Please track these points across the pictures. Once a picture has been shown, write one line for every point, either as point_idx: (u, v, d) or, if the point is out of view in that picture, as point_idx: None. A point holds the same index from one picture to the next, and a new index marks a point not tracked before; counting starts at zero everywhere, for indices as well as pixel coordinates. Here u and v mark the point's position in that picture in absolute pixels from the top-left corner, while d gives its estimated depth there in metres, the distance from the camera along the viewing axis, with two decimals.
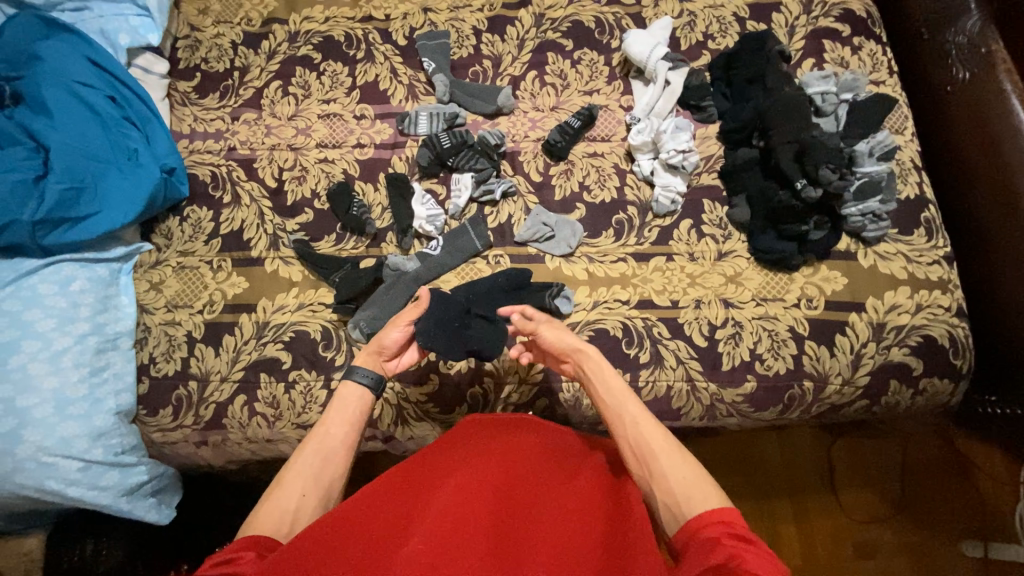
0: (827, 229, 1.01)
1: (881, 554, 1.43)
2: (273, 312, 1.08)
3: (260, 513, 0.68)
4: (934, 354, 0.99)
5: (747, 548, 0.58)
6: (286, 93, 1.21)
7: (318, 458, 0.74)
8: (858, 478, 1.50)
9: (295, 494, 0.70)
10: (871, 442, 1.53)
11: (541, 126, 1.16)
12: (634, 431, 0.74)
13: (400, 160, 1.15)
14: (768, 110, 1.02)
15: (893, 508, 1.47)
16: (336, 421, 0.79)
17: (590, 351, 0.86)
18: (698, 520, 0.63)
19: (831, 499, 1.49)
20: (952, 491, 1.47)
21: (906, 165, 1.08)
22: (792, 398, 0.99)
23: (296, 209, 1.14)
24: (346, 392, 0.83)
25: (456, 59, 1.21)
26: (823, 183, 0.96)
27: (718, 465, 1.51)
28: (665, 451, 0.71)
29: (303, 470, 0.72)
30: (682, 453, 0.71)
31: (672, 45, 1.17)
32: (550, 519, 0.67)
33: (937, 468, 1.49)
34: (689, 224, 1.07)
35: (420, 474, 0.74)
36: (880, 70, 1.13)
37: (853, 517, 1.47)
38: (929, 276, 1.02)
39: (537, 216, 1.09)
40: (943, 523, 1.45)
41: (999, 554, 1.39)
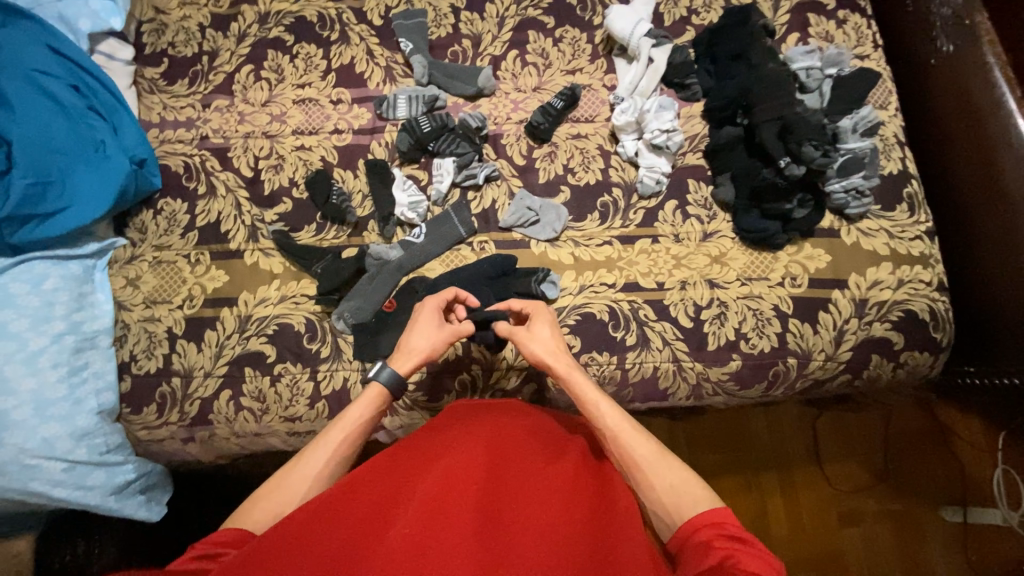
0: (811, 207, 1.01)
1: (865, 521, 1.48)
2: (255, 305, 1.06)
3: (255, 505, 0.70)
4: (915, 328, 1.01)
5: (740, 548, 0.59)
6: (258, 77, 1.17)
7: (326, 464, 0.74)
8: (843, 450, 1.54)
9: (295, 495, 0.71)
10: (855, 415, 1.57)
11: (523, 108, 1.13)
12: (615, 444, 0.76)
13: (379, 146, 1.12)
14: (753, 87, 1.00)
15: (876, 478, 1.52)
16: (349, 425, 0.77)
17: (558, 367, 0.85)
18: (691, 523, 0.65)
19: (817, 472, 1.53)
20: (933, 460, 1.52)
21: (889, 141, 1.07)
22: (776, 375, 1.00)
23: (274, 200, 1.11)
24: (366, 395, 0.82)
25: (434, 39, 1.17)
26: (806, 160, 0.95)
27: (706, 443, 1.54)
28: (648, 460, 0.73)
29: (307, 474, 0.73)
30: (667, 462, 0.72)
31: (656, 21, 1.14)
32: (535, 500, 0.68)
33: (918, 438, 1.54)
34: (674, 205, 1.06)
35: (409, 455, 0.75)
36: (864, 44, 1.12)
37: (837, 488, 1.51)
38: (911, 251, 1.02)
39: (521, 200, 1.07)
40: (924, 491, 1.50)
41: (977, 518, 1.45)
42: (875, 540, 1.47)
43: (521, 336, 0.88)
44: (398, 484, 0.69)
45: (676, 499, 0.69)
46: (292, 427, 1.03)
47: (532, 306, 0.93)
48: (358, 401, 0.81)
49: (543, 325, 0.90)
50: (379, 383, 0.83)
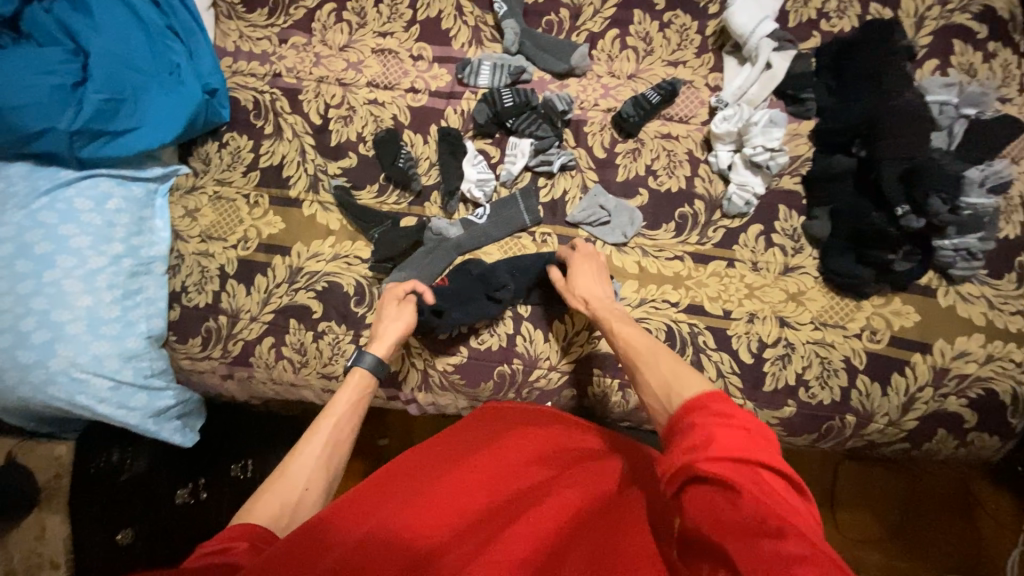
0: (914, 261, 0.92)
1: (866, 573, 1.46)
2: (307, 258, 1.04)
3: (258, 503, 0.66)
4: (992, 409, 0.93)
5: (726, 425, 0.59)
6: (339, 19, 1.10)
7: (324, 447, 0.74)
8: (859, 499, 1.50)
9: (297, 482, 0.69)
10: (879, 466, 1.51)
11: (613, 95, 1.04)
12: (643, 351, 0.77)
13: (454, 113, 1.06)
14: (880, 116, 0.89)
15: (887, 533, 1.48)
16: (339, 409, 0.79)
17: (602, 304, 0.88)
18: (684, 407, 0.64)
19: (828, 514, 1.50)
20: (952, 527, 1.46)
21: (1013, 201, 0.96)
22: (829, 429, 0.94)
23: (340, 152, 1.07)
24: (350, 380, 0.85)
25: (530, 3, 1.07)
26: (929, 214, 0.85)
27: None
28: (661, 361, 0.74)
29: (306, 461, 0.71)
30: (666, 357, 0.74)
31: (779, 20, 1.02)
32: (558, 505, 0.65)
33: (941, 502, 1.48)
34: (759, 230, 0.98)
35: (426, 458, 0.73)
36: (1011, 85, 0.98)
37: (844, 533, 1.48)
38: (1008, 326, 0.93)
39: (595, 197, 1.01)
40: (934, 555, 1.45)
41: None
42: None
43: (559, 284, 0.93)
44: (418, 483, 0.67)
45: (672, 386, 0.69)
46: (328, 385, 1.03)
47: (588, 259, 0.94)
48: (342, 387, 0.84)
49: (587, 264, 0.93)
50: (360, 368, 0.86)
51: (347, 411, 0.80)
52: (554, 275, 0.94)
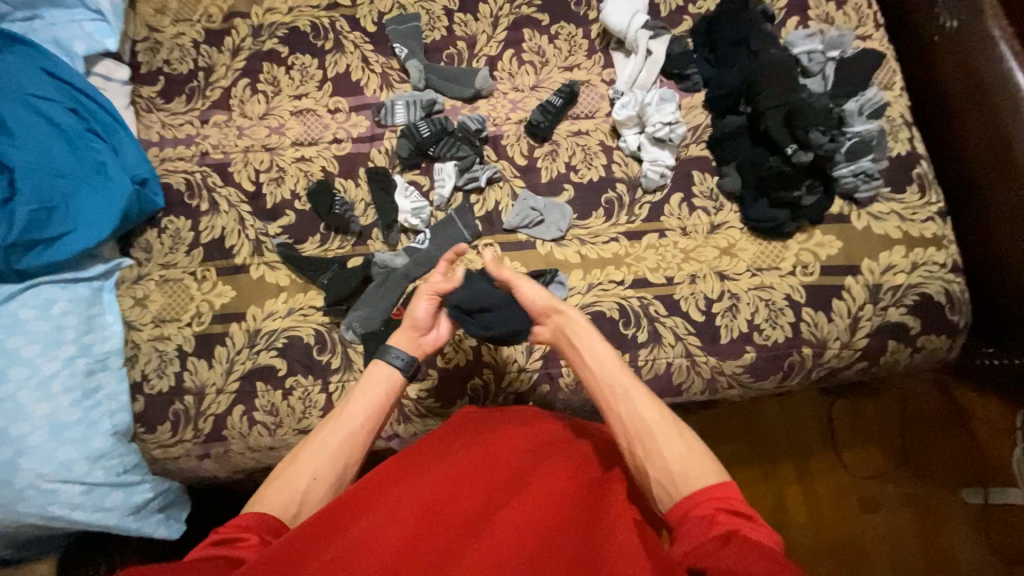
0: (819, 193, 1.00)
1: (885, 508, 1.48)
2: (264, 319, 1.05)
3: (268, 489, 0.70)
4: (929, 311, 0.99)
5: (746, 524, 0.60)
6: (255, 91, 1.16)
7: (337, 440, 0.75)
8: (859, 436, 1.54)
9: (307, 472, 0.72)
10: (872, 400, 1.56)
11: (522, 107, 1.11)
12: (631, 405, 0.74)
13: (379, 153, 1.10)
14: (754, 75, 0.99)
15: (894, 462, 1.51)
16: (355, 402, 0.80)
17: (581, 329, 0.85)
18: (701, 496, 0.63)
19: (833, 457, 1.53)
20: (953, 441, 1.51)
21: (896, 122, 1.04)
22: (791, 365, 1.00)
23: (277, 212, 1.09)
24: (372, 372, 0.84)
25: (429, 43, 1.16)
26: (813, 146, 0.95)
27: (721, 433, 1.54)
28: (660, 428, 0.71)
29: (317, 455, 0.73)
30: (679, 429, 0.71)
31: (652, 12, 1.12)
32: (535, 498, 0.66)
33: (935, 420, 1.53)
34: (680, 198, 1.05)
35: (408, 459, 0.75)
36: (866, 24, 1.09)
37: (854, 474, 1.51)
38: (923, 233, 1.00)
39: (525, 201, 1.06)
40: (944, 474, 1.49)
41: (1000, 499, 1.43)
42: (896, 526, 1.46)
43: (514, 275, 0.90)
44: (401, 487, 0.68)
45: (681, 470, 0.66)
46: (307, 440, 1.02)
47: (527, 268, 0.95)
48: (364, 379, 0.83)
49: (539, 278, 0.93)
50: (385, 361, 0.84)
51: (365, 405, 0.80)
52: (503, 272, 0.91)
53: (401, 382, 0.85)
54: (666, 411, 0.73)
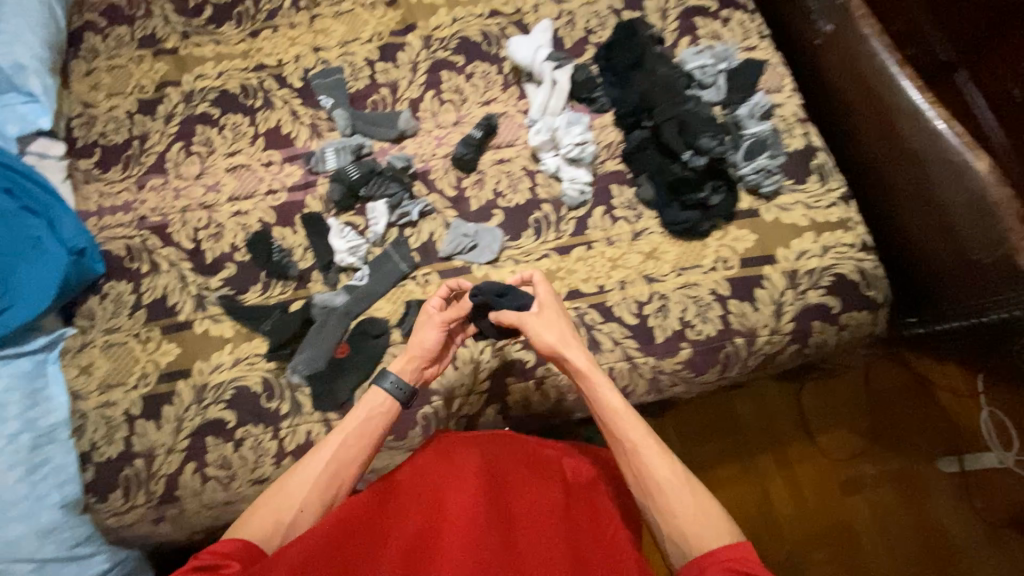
0: (724, 193, 1.07)
1: (868, 488, 1.50)
2: (210, 372, 1.05)
3: (255, 516, 0.73)
4: (847, 289, 1.04)
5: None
6: (189, 153, 1.21)
7: (325, 469, 0.77)
8: (831, 418, 1.57)
9: (294, 502, 0.74)
10: (837, 381, 1.60)
11: (446, 142, 1.17)
12: (636, 460, 0.75)
13: (315, 199, 1.14)
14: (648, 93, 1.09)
15: (869, 441, 1.54)
16: (348, 427, 0.81)
17: (586, 376, 0.83)
18: (713, 555, 0.65)
19: (810, 443, 1.55)
20: (922, 413, 1.55)
21: (790, 120, 1.13)
22: (727, 356, 1.03)
23: (217, 266, 1.11)
24: (369, 399, 0.84)
25: (353, 92, 1.23)
26: (705, 150, 1.04)
27: (693, 435, 1.56)
28: (672, 485, 0.73)
29: (305, 481, 0.76)
30: (690, 486, 0.73)
31: (557, 46, 1.22)
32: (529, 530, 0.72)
33: (901, 394, 1.58)
34: (603, 210, 1.11)
35: (410, 476, 0.81)
36: (751, 37, 1.20)
37: (830, 457, 1.54)
38: (829, 218, 1.07)
39: (457, 229, 1.10)
40: (918, 446, 1.53)
41: (974, 464, 1.48)
42: (881, 504, 1.49)
43: (518, 316, 0.89)
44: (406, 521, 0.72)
45: (691, 528, 0.69)
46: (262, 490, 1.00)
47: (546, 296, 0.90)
48: (358, 405, 0.84)
49: (547, 306, 0.89)
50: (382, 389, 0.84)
51: (357, 432, 0.81)
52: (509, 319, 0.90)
53: (396, 409, 0.85)
54: (677, 466, 0.75)
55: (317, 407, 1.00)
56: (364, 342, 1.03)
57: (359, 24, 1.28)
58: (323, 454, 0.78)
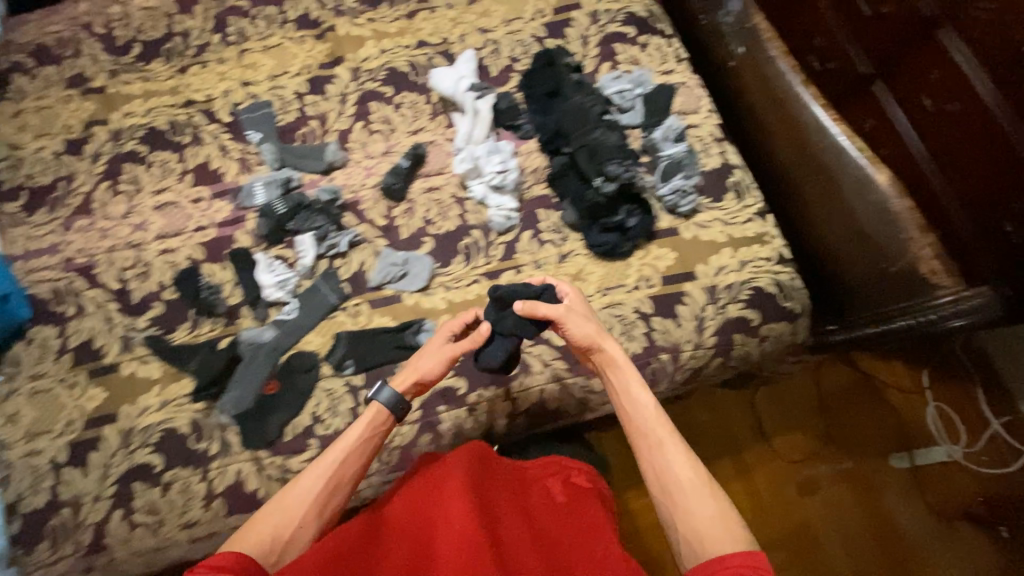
0: (639, 214, 1.10)
1: (823, 488, 1.54)
2: (138, 415, 1.03)
3: (255, 527, 0.77)
4: (765, 302, 1.08)
5: None
6: (116, 192, 1.19)
7: (324, 486, 0.81)
8: (785, 421, 1.60)
9: (294, 516, 0.78)
10: (790, 384, 1.64)
11: (376, 172, 1.18)
12: (661, 461, 0.80)
13: (243, 234, 1.13)
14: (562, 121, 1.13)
15: (822, 441, 1.58)
16: (347, 443, 0.85)
17: (623, 368, 0.88)
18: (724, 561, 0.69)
19: (766, 446, 1.58)
20: (873, 411, 1.61)
21: (706, 140, 1.17)
22: (654, 373, 1.06)
23: (143, 306, 1.09)
24: (368, 415, 0.88)
25: (283, 125, 1.23)
26: (614, 176, 1.07)
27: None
28: (693, 488, 0.77)
29: (304, 499, 0.80)
30: (712, 490, 0.77)
31: (483, 75, 1.25)
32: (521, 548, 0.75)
33: (850, 393, 1.63)
34: (530, 234, 1.13)
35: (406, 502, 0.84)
36: (668, 61, 1.25)
37: (787, 459, 1.57)
38: (746, 233, 1.11)
39: (386, 258, 1.10)
40: (871, 444, 1.58)
41: (923, 459, 1.54)
42: (836, 503, 1.52)
43: (556, 312, 0.90)
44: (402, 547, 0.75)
45: (708, 533, 0.73)
46: (193, 534, 0.98)
47: (573, 297, 0.97)
48: (356, 422, 0.88)
49: (583, 310, 0.94)
50: (377, 402, 0.89)
51: (354, 448, 0.85)
52: (541, 310, 0.91)
53: (391, 423, 0.90)
54: (700, 471, 0.79)
55: (245, 446, 0.98)
56: (293, 377, 1.02)
57: (287, 58, 1.29)
58: (321, 470, 0.82)
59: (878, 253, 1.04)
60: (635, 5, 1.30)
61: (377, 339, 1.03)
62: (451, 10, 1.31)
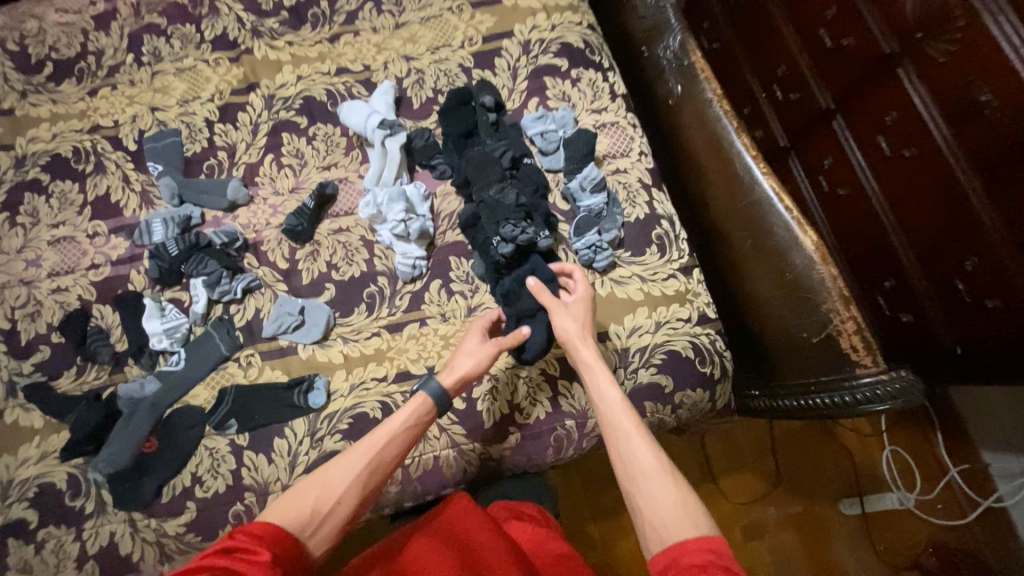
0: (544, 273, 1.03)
1: (768, 532, 1.46)
2: (17, 467, 0.97)
3: (291, 498, 0.73)
4: (681, 367, 1.01)
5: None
6: (13, 224, 1.13)
7: (363, 469, 0.77)
8: (734, 460, 1.52)
9: (336, 491, 0.75)
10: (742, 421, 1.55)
11: (282, 211, 1.12)
12: (625, 444, 0.76)
13: (139, 275, 1.08)
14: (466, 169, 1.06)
15: (771, 483, 1.50)
16: (392, 429, 0.82)
17: (591, 361, 0.86)
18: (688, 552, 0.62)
19: (710, 486, 1.50)
20: (826, 453, 1.52)
21: (633, 187, 1.10)
22: (558, 440, 1.00)
23: (31, 349, 1.04)
24: (412, 404, 0.85)
25: (190, 155, 1.17)
26: (511, 238, 0.98)
27: (595, 484, 1.43)
28: (656, 471, 0.72)
29: (347, 475, 0.76)
30: (674, 477, 0.71)
31: (404, 108, 1.18)
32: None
33: (804, 434, 1.54)
34: (438, 284, 1.06)
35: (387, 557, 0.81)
36: (601, 97, 1.17)
37: (734, 501, 1.48)
38: (665, 291, 1.04)
39: (282, 306, 1.04)
40: (823, 487, 1.49)
41: (875, 506, 1.46)
42: (781, 549, 1.44)
43: (553, 302, 0.92)
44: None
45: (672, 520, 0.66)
46: None
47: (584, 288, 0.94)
48: (403, 408, 0.85)
49: (580, 304, 0.92)
50: (426, 393, 0.86)
51: (398, 438, 0.82)
52: (544, 295, 0.93)
53: (429, 420, 0.86)
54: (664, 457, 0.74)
55: (118, 507, 0.94)
56: (176, 433, 0.97)
57: (200, 82, 1.22)
58: (368, 451, 0.79)
59: (804, 318, 0.95)
60: (571, 34, 1.22)
61: (266, 397, 0.99)
62: (375, 34, 1.23)
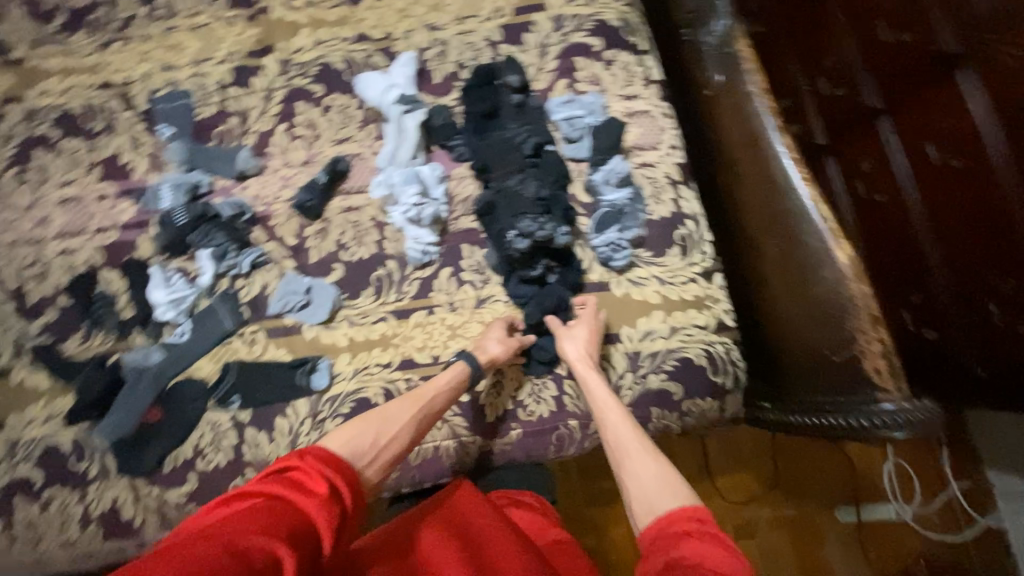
0: (557, 274, 1.01)
1: (761, 533, 1.44)
2: (24, 427, 0.98)
3: (347, 430, 0.76)
4: (693, 375, 0.98)
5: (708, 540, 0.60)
6: (23, 181, 1.11)
7: (411, 415, 0.83)
8: (733, 460, 1.49)
9: (391, 429, 0.79)
10: None
11: (292, 184, 1.09)
12: (612, 433, 0.81)
13: (145, 241, 1.07)
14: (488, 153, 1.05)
15: (768, 485, 1.47)
16: (438, 386, 0.88)
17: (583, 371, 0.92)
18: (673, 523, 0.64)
19: (707, 483, 1.47)
20: (827, 460, 1.49)
21: (660, 182, 1.05)
22: (560, 439, 0.98)
23: (38, 310, 1.04)
24: (452, 370, 0.91)
25: (201, 119, 1.13)
26: (528, 234, 0.96)
27: (590, 473, 1.42)
28: (638, 451, 0.77)
29: (398, 417, 0.81)
30: (655, 455, 0.76)
31: (423, 81, 1.12)
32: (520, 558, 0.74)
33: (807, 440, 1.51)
34: (449, 272, 1.02)
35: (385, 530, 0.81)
36: (634, 83, 1.09)
37: (730, 500, 1.45)
38: (683, 295, 1.00)
39: (288, 284, 1.02)
40: (822, 494, 1.47)
41: (871, 515, 1.44)
42: (774, 552, 1.43)
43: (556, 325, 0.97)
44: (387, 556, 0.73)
45: (657, 492, 0.70)
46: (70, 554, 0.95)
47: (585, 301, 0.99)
48: (445, 370, 0.91)
49: (583, 326, 0.95)
50: (463, 363, 0.92)
51: (440, 396, 0.88)
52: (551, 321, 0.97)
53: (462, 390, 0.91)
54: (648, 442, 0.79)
55: (121, 473, 0.95)
56: (180, 405, 0.98)
57: (214, 42, 1.17)
58: (419, 398, 0.85)
59: (827, 335, 0.91)
60: (607, 12, 1.14)
61: (269, 375, 0.98)
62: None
